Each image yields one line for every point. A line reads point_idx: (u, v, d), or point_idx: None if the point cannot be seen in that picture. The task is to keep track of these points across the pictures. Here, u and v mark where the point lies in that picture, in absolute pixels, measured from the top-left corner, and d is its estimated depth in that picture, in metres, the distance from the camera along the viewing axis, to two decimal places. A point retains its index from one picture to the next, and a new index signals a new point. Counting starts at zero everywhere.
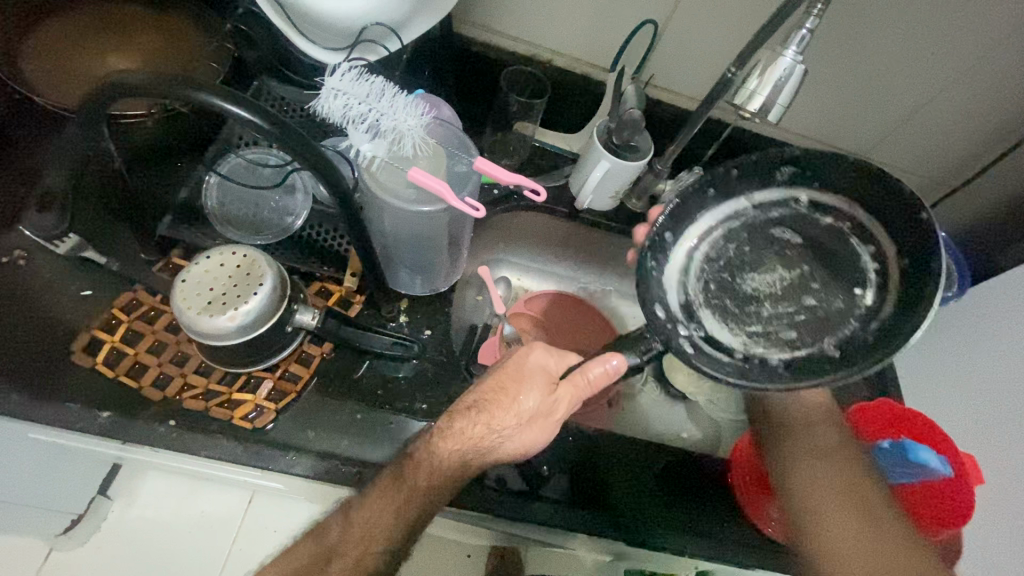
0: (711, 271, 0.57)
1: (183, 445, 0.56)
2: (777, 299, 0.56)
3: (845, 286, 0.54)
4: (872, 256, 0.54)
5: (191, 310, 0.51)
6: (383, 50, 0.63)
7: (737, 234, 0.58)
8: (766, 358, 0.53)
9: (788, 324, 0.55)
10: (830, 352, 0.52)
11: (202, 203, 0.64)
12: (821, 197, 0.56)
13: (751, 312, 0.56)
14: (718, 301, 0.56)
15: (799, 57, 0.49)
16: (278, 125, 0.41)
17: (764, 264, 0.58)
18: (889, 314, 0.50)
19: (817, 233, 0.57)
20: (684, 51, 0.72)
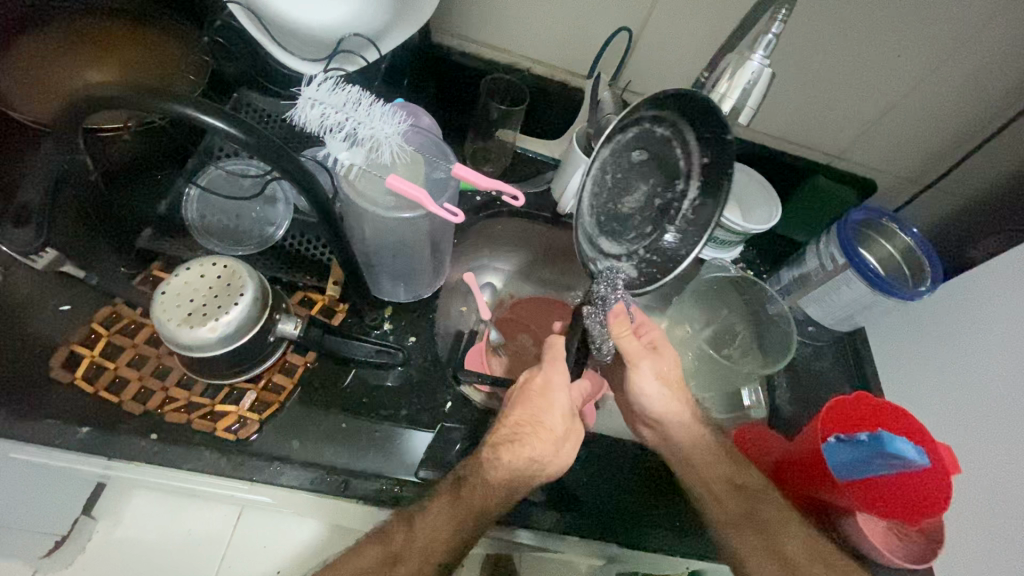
0: (598, 203, 0.60)
1: (164, 459, 0.55)
2: (646, 211, 0.59)
3: (676, 180, 0.57)
4: (686, 160, 0.55)
5: (171, 322, 0.51)
6: (361, 60, 0.64)
7: (610, 163, 0.59)
8: (636, 258, 0.59)
9: (649, 221, 0.58)
10: (670, 242, 0.56)
11: (182, 215, 0.64)
12: (663, 112, 0.55)
13: (629, 225, 0.60)
14: (607, 226, 0.61)
15: (765, 61, 0.51)
16: (255, 135, 0.41)
17: (632, 183, 0.59)
18: (699, 206, 0.55)
19: (654, 145, 0.57)
20: (659, 57, 0.74)
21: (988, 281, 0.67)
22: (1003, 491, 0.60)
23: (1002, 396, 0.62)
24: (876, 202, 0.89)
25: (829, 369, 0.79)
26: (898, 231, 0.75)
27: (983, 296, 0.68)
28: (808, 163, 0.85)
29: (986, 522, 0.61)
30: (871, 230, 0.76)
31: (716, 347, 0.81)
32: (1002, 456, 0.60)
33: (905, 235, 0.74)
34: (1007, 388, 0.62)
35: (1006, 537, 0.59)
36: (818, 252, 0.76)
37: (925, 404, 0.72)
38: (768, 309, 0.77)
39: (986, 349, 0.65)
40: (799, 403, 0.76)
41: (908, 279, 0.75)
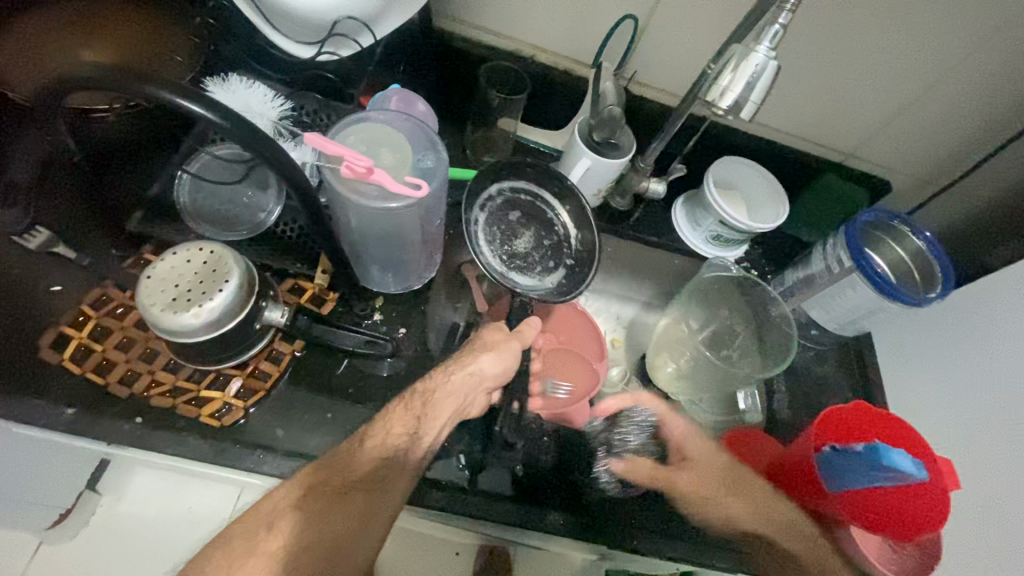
0: (496, 248, 0.64)
1: (149, 443, 0.55)
2: (537, 250, 0.66)
3: (554, 223, 0.68)
4: (553, 208, 0.68)
5: (155, 306, 0.51)
6: (355, 43, 0.65)
7: (490, 218, 0.65)
8: (551, 284, 0.64)
9: (542, 256, 0.66)
10: (570, 265, 0.66)
11: (173, 197, 0.64)
12: (512, 181, 0.67)
13: (528, 262, 0.65)
14: (512, 265, 0.64)
15: (771, 52, 0.49)
16: (234, 119, 0.41)
17: (518, 231, 0.66)
18: (580, 232, 0.67)
19: (523, 201, 0.67)
20: (666, 48, 0.72)
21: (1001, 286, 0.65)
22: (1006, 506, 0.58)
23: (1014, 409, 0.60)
24: (888, 203, 0.87)
25: (831, 375, 0.77)
26: (909, 234, 0.72)
27: (994, 303, 0.65)
28: (819, 161, 0.82)
29: (989, 540, 0.58)
30: (881, 233, 0.74)
31: (716, 347, 0.78)
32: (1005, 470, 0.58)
33: (916, 238, 0.71)
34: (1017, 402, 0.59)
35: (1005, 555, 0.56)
36: (823, 253, 0.73)
37: (928, 414, 0.70)
38: (770, 310, 0.76)
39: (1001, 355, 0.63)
40: (798, 409, 0.75)
41: (918, 286, 0.72)
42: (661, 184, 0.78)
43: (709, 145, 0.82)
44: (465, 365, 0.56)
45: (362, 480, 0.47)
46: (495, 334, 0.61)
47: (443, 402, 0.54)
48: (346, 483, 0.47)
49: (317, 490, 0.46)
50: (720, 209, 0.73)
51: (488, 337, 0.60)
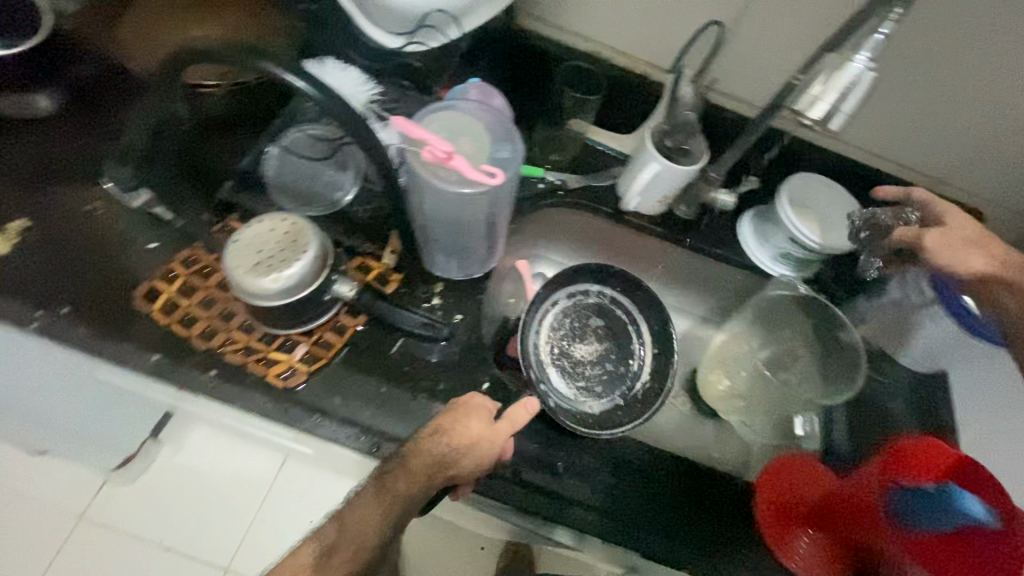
0: (555, 339, 0.70)
1: (219, 394, 0.59)
2: (592, 366, 0.69)
3: (631, 356, 0.69)
4: (637, 342, 0.70)
5: (239, 269, 0.55)
6: (443, 37, 0.66)
7: (572, 310, 0.71)
8: (583, 406, 0.66)
9: (594, 379, 0.68)
10: (618, 403, 0.67)
11: (262, 169, 0.68)
12: (617, 294, 0.71)
13: (578, 371, 0.69)
14: (558, 363, 0.69)
15: (870, 63, 0.47)
16: (331, 98, 0.43)
17: (587, 335, 0.71)
18: (648, 383, 0.67)
19: (613, 315, 0.71)
20: (750, 56, 0.70)
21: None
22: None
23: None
24: None
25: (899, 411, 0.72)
26: None
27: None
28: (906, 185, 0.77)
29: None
30: None
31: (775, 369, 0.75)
32: None
33: None
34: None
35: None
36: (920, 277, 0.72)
37: None
38: (838, 335, 0.73)
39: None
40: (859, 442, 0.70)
41: None
42: (732, 198, 0.77)
43: (785, 160, 0.79)
44: (444, 468, 0.52)
45: (427, 472, 0.51)
46: (474, 418, 0.55)
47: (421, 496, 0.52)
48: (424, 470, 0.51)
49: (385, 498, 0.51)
50: (792, 224, 0.72)
51: (463, 419, 0.54)
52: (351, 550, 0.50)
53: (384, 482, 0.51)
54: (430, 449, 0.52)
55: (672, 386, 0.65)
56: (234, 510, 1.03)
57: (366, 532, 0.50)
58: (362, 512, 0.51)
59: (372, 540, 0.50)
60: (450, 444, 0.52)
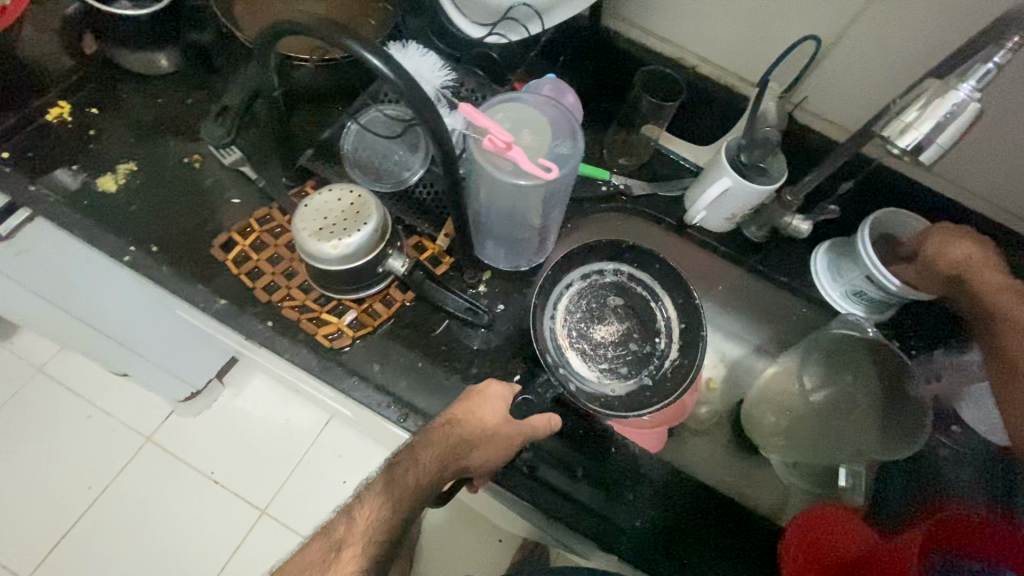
0: (571, 321, 0.66)
1: (272, 344, 0.64)
2: (616, 347, 0.66)
3: (655, 335, 0.66)
4: (664, 320, 0.66)
5: (305, 232, 0.59)
6: (524, 30, 0.68)
7: (587, 290, 0.68)
8: (610, 389, 0.64)
9: (619, 360, 0.66)
10: (646, 384, 0.64)
11: (340, 143, 0.72)
12: (633, 270, 0.68)
13: (600, 353, 0.66)
14: (578, 346, 0.66)
15: (975, 93, 0.43)
16: (405, 80, 0.45)
17: (606, 316, 0.67)
18: (678, 358, 0.64)
19: (634, 294, 0.68)
20: (846, 77, 0.66)
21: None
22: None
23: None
24: None
25: None
26: None
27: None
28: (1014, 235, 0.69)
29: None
30: None
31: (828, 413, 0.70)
32: None
33: None
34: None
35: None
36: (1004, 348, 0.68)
37: None
38: (905, 389, 0.67)
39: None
40: None
41: None
42: (806, 224, 0.72)
43: (874, 191, 0.73)
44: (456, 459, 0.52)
45: (442, 462, 0.50)
46: (488, 409, 0.56)
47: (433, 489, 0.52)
48: (432, 461, 0.50)
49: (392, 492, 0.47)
50: (870, 261, 0.67)
51: (477, 410, 0.56)
52: (359, 544, 0.44)
53: (393, 473, 0.47)
54: (443, 437, 0.51)
55: (703, 364, 0.62)
56: (277, 457, 1.11)
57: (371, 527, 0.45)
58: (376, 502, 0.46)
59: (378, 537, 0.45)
60: (462, 436, 0.53)
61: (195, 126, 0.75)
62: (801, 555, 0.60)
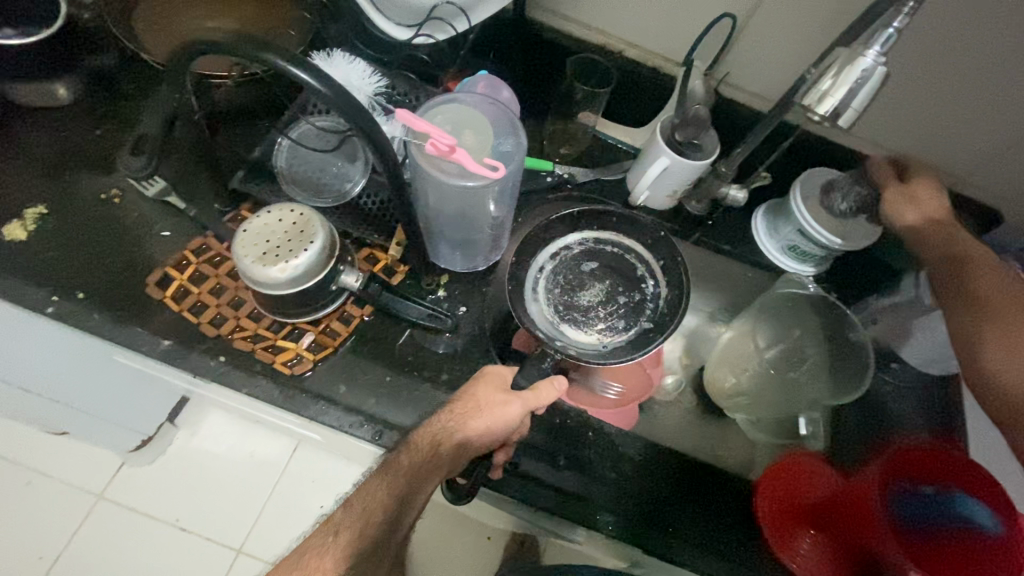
0: (554, 296, 0.65)
1: (227, 380, 0.61)
2: (606, 305, 0.65)
3: (640, 282, 0.66)
4: (644, 268, 0.66)
5: (247, 257, 0.56)
6: (451, 29, 0.67)
7: (561, 265, 0.67)
8: (614, 347, 0.62)
9: (613, 315, 0.64)
10: (648, 328, 0.63)
11: (272, 162, 0.68)
12: (600, 232, 0.68)
13: (591, 317, 0.65)
14: (568, 317, 0.64)
15: (881, 57, 0.46)
16: (337, 93, 0.44)
17: (587, 282, 0.66)
18: (670, 293, 0.64)
19: (608, 254, 0.68)
20: (762, 50, 0.69)
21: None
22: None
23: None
24: None
25: (907, 412, 0.69)
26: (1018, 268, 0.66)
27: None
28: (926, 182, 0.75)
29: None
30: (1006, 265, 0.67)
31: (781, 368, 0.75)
32: None
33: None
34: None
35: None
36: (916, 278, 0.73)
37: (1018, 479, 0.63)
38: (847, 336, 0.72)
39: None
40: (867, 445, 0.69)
41: None
42: (742, 193, 0.75)
43: (800, 155, 0.77)
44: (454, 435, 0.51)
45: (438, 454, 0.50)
46: (482, 386, 0.56)
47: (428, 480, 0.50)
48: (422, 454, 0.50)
49: (390, 481, 0.48)
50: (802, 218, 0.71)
51: (473, 389, 0.56)
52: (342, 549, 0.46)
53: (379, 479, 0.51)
54: (436, 423, 0.53)
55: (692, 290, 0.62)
56: (249, 491, 1.06)
57: (369, 508, 0.48)
58: (369, 495, 0.49)
59: (374, 519, 0.47)
60: (453, 413, 0.54)
61: (109, 159, 0.69)
62: (770, 489, 0.66)
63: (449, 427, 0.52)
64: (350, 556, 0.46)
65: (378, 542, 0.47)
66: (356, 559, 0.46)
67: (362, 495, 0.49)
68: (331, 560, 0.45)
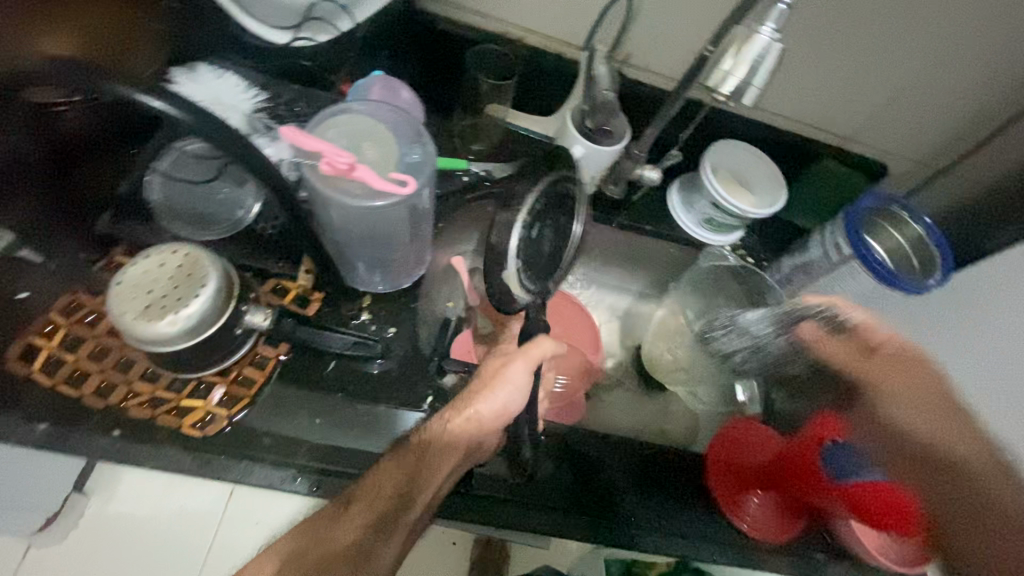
0: (529, 278, 0.59)
1: (127, 456, 0.53)
2: (555, 234, 0.62)
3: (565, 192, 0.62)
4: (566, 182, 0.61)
5: (126, 314, 0.48)
6: (333, 29, 0.62)
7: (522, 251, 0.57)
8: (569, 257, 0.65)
9: (560, 232, 0.63)
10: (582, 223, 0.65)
11: (145, 196, 0.60)
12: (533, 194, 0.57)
13: (551, 255, 0.62)
14: (541, 272, 0.61)
15: (776, 34, 0.47)
16: (196, 115, 0.38)
17: (540, 236, 0.59)
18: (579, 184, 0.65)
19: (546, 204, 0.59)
20: (660, 30, 0.69)
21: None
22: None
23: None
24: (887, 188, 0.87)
25: None
26: (908, 219, 0.71)
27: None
28: (819, 145, 0.80)
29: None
30: (882, 219, 0.72)
31: (710, 337, 0.78)
32: None
33: (916, 224, 0.70)
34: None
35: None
36: (824, 238, 0.72)
37: None
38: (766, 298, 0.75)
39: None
40: (798, 399, 0.73)
41: (917, 270, 0.70)
42: (656, 171, 0.74)
43: (706, 131, 0.79)
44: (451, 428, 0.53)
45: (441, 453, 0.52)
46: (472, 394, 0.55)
47: (436, 467, 0.51)
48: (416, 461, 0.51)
49: (401, 462, 0.51)
50: (716, 191, 0.72)
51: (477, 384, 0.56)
52: None
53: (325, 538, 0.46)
54: (429, 431, 0.53)
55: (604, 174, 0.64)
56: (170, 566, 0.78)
57: (355, 515, 0.49)
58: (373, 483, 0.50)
59: (387, 493, 0.50)
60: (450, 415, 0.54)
61: None
62: (718, 454, 0.67)
63: (461, 406, 0.55)
64: (365, 527, 0.49)
65: (395, 515, 0.49)
66: (374, 530, 0.49)
67: (376, 473, 0.51)
68: (350, 532, 0.48)
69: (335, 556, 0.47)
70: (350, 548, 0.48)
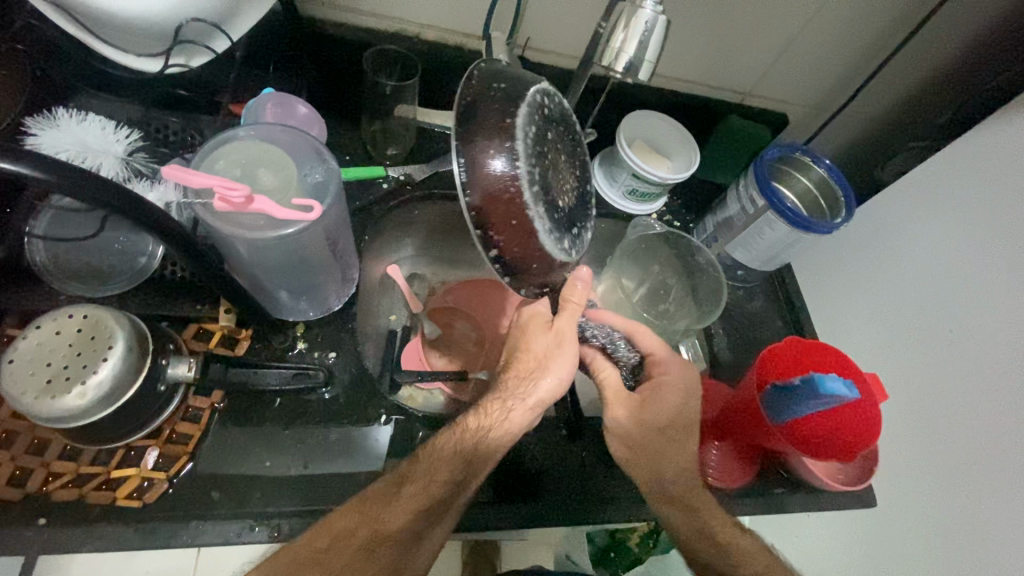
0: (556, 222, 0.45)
1: (59, 543, 0.48)
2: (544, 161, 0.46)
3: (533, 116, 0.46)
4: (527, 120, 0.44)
5: (25, 395, 0.43)
6: (209, 50, 0.58)
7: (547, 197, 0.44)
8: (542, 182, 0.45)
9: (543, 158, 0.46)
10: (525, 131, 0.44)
11: (29, 258, 0.54)
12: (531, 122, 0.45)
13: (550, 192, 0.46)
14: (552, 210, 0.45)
15: (658, 8, 0.48)
16: (64, 173, 0.34)
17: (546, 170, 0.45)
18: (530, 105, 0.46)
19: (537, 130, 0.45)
20: (554, 12, 0.69)
21: (948, 168, 0.67)
22: (982, 433, 0.57)
23: (974, 313, 0.61)
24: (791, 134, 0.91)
25: (763, 309, 0.80)
26: (811, 163, 0.75)
27: (909, 203, 0.72)
28: (723, 104, 0.83)
29: (965, 470, 0.58)
30: (788, 167, 0.76)
31: (653, 303, 0.80)
32: (928, 372, 0.64)
33: (818, 167, 0.74)
34: (965, 296, 0.62)
35: (960, 482, 0.58)
36: (738, 194, 0.75)
37: (852, 335, 0.76)
38: (697, 258, 0.77)
39: (972, 236, 0.63)
40: (740, 349, 0.77)
41: (826, 213, 0.75)
42: None
43: (616, 104, 0.80)
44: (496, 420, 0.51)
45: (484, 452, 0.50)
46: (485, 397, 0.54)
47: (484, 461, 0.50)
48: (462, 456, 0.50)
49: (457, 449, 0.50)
50: (634, 163, 0.73)
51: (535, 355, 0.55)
52: None
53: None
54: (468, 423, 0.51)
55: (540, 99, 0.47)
56: None
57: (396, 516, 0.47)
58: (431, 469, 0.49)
59: (443, 478, 0.49)
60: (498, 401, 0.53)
61: None
62: None
63: (511, 392, 0.53)
64: (417, 511, 0.48)
65: (447, 498, 0.49)
66: (426, 512, 0.48)
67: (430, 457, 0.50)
68: (402, 516, 0.47)
69: (380, 541, 0.46)
70: (402, 531, 0.47)
